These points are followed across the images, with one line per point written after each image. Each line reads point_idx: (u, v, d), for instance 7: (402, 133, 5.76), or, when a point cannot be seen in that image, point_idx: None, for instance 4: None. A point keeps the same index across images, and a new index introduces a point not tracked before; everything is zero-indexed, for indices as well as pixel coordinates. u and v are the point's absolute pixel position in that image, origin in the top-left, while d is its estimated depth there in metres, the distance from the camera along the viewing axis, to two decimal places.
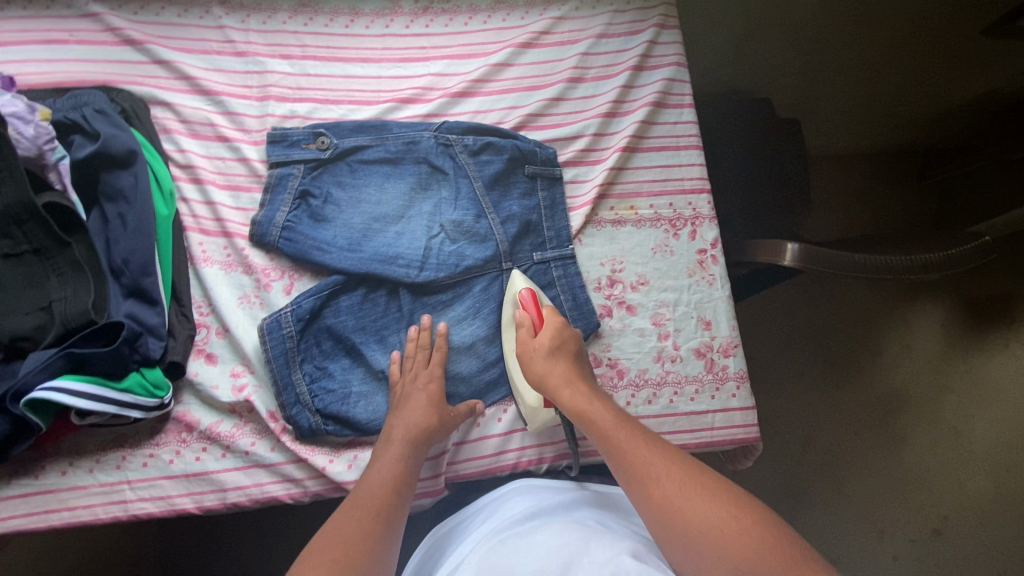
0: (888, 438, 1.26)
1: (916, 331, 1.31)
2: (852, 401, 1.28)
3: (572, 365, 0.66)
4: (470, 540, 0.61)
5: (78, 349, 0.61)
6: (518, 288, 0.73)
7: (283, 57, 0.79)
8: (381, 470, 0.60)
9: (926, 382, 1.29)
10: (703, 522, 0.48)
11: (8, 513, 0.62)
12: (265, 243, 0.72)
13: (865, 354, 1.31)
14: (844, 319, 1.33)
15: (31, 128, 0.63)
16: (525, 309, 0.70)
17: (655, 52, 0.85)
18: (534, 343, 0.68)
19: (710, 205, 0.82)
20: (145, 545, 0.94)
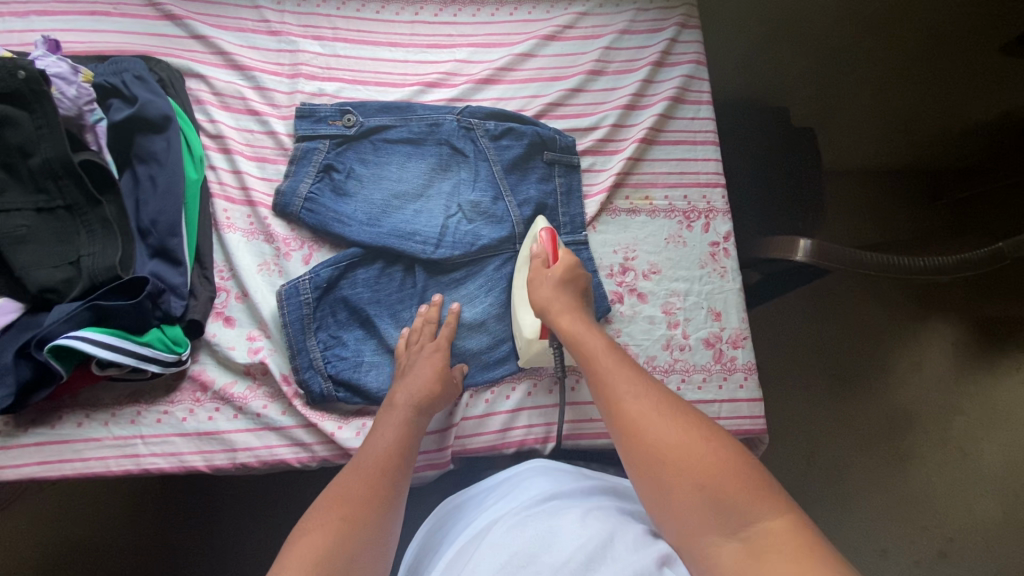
0: (894, 456, 1.25)
1: (926, 350, 1.31)
2: (858, 415, 1.27)
3: (577, 296, 0.70)
4: (488, 512, 0.61)
5: (104, 302, 0.63)
6: (539, 228, 0.75)
7: (315, 38, 0.82)
8: (387, 433, 0.61)
9: (934, 402, 1.27)
10: (675, 447, 0.51)
11: (24, 460, 0.64)
12: (288, 213, 0.74)
13: (873, 370, 1.30)
14: (853, 334, 1.32)
15: (73, 89, 0.66)
16: (541, 241, 0.73)
17: (675, 50, 0.88)
18: (546, 273, 0.70)
19: (724, 199, 0.83)
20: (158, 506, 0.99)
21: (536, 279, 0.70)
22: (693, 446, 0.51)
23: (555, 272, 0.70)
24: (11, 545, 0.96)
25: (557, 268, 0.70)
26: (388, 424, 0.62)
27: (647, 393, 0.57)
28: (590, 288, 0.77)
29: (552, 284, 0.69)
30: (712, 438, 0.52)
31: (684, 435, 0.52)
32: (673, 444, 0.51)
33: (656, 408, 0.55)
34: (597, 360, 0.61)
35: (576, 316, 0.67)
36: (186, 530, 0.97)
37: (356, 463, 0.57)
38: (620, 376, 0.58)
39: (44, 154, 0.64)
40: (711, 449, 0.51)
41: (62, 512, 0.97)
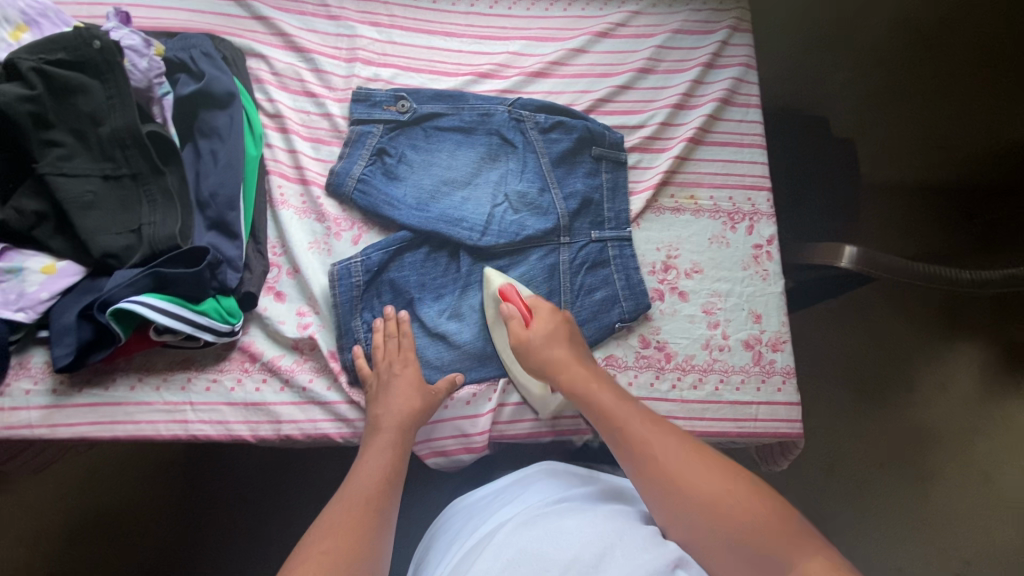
0: (914, 475, 1.23)
1: (952, 371, 1.29)
2: (881, 431, 1.26)
3: (568, 342, 0.68)
4: (498, 515, 0.61)
5: (164, 270, 0.64)
6: (494, 287, 0.73)
7: (372, 25, 0.83)
8: (377, 455, 0.61)
9: (958, 424, 1.26)
10: (708, 496, 0.51)
11: (77, 419, 0.65)
12: (340, 193, 0.75)
13: (900, 387, 1.29)
14: (880, 349, 1.31)
15: (144, 62, 0.69)
16: (511, 302, 0.70)
17: (726, 52, 0.88)
18: (528, 333, 0.68)
19: (770, 203, 0.83)
20: (195, 473, 1.02)
21: (520, 345, 0.68)
22: (725, 490, 0.51)
23: (538, 330, 0.68)
24: (50, 504, 0.99)
25: (537, 325, 0.68)
26: (376, 446, 0.62)
27: (666, 440, 0.56)
28: (632, 284, 0.77)
29: (539, 344, 0.67)
30: (736, 478, 0.52)
31: (712, 481, 0.52)
32: (704, 493, 0.51)
33: (676, 458, 0.54)
34: (608, 414, 0.60)
35: (580, 365, 0.65)
36: (221, 497, 1.01)
37: (345, 490, 0.57)
38: (637, 429, 0.57)
39: (113, 123, 0.66)
40: (740, 490, 0.51)
41: (103, 472, 1.01)
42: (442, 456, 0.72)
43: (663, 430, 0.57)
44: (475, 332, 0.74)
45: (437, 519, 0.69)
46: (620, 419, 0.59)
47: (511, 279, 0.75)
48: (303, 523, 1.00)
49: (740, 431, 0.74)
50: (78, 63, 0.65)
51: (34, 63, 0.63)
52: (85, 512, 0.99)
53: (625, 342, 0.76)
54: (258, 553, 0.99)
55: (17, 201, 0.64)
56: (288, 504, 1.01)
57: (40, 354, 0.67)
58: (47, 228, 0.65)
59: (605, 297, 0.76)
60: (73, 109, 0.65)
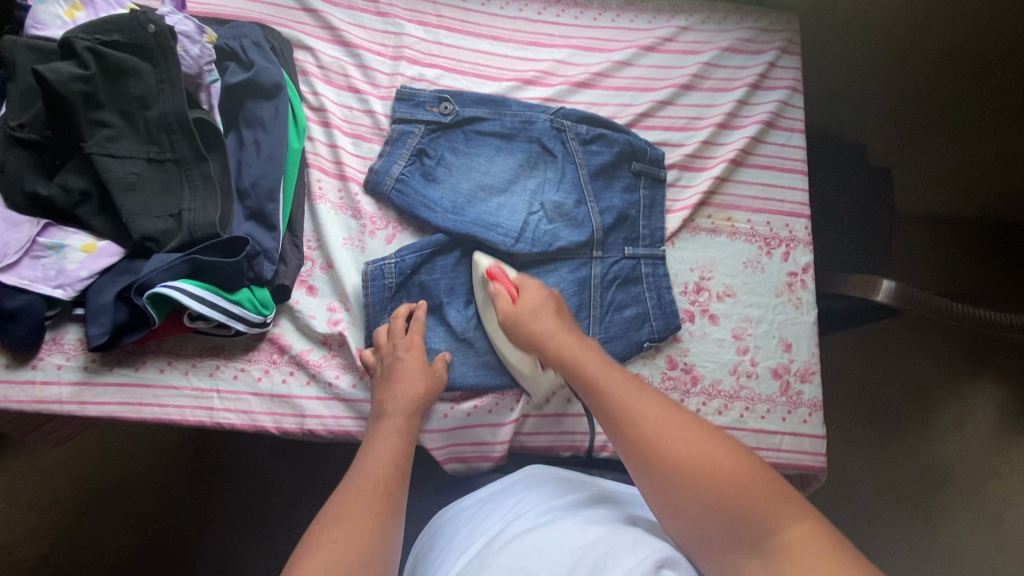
0: (922, 511, 1.19)
1: (971, 409, 1.24)
2: (890, 464, 1.24)
3: (556, 311, 0.67)
4: (487, 527, 0.59)
5: (202, 257, 0.65)
6: (482, 268, 0.73)
7: (419, 24, 0.83)
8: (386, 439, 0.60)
9: (975, 463, 1.20)
10: (695, 463, 0.49)
11: (106, 398, 0.66)
12: (378, 192, 0.75)
13: (914, 421, 1.26)
14: (895, 382, 1.29)
15: (196, 49, 0.69)
16: (498, 281, 0.70)
17: (772, 74, 0.87)
18: (516, 308, 0.67)
19: (808, 230, 0.82)
20: (208, 455, 1.03)
21: (506, 322, 0.67)
22: (713, 454, 0.49)
23: (526, 303, 0.67)
24: (64, 473, 1.01)
25: (526, 299, 0.67)
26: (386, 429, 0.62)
27: (654, 409, 0.54)
28: (663, 303, 0.76)
29: (528, 318, 0.66)
30: (724, 443, 0.51)
31: (698, 448, 0.50)
32: (692, 460, 0.49)
33: (659, 423, 0.53)
34: (595, 377, 0.58)
35: (566, 336, 0.63)
36: (231, 482, 1.02)
37: (355, 472, 0.56)
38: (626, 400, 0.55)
39: (162, 107, 0.66)
40: (728, 455, 0.49)
41: (115, 449, 1.02)
42: (461, 462, 0.72)
43: (648, 397, 0.55)
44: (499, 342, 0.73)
45: (423, 535, 0.66)
46: (608, 388, 0.56)
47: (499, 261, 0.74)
48: (311, 513, 1.01)
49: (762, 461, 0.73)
50: (131, 45, 0.66)
51: (89, 43, 0.64)
52: (98, 484, 1.00)
53: (652, 362, 0.75)
54: (265, 539, 1.00)
55: (64, 178, 0.65)
56: (298, 494, 1.01)
57: (74, 331, 0.67)
58: (90, 206, 0.66)
59: (634, 315, 0.75)
60: (123, 90, 0.65)
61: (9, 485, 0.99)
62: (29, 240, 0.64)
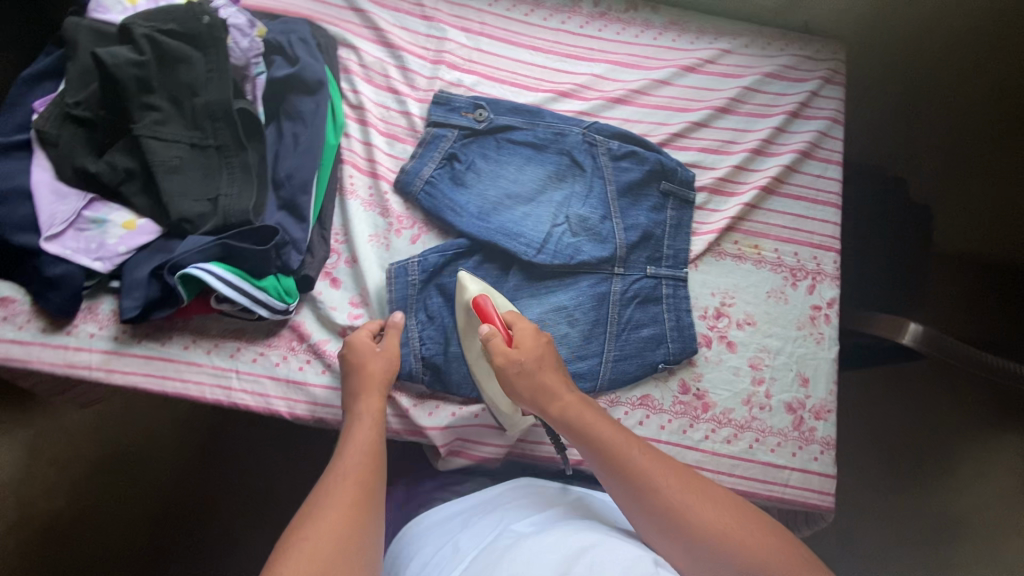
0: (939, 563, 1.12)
1: (1000, 464, 1.17)
2: (909, 513, 1.18)
3: (552, 358, 0.66)
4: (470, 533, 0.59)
5: (233, 242, 0.67)
6: (469, 295, 0.70)
7: (462, 30, 0.85)
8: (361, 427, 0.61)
9: (999, 518, 1.13)
10: (726, 530, 0.52)
11: (131, 369, 0.69)
12: (407, 192, 0.77)
13: (938, 470, 1.20)
14: (923, 427, 1.23)
15: (245, 41, 0.71)
16: (490, 320, 0.66)
17: (813, 103, 0.86)
18: (518, 354, 0.64)
19: (836, 264, 0.80)
20: (220, 428, 1.06)
21: (509, 368, 0.63)
22: (732, 521, 0.53)
23: (528, 347, 0.65)
24: (86, 434, 1.05)
25: (527, 345, 0.65)
26: (358, 416, 0.63)
27: (673, 474, 0.57)
28: (681, 326, 0.75)
29: (530, 367, 0.64)
30: (739, 506, 0.55)
31: (725, 514, 0.54)
32: (722, 527, 0.53)
33: (679, 489, 0.56)
34: (609, 446, 0.58)
35: (573, 394, 0.63)
36: (236, 458, 1.05)
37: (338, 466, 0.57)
38: (648, 467, 0.57)
39: (208, 95, 0.69)
40: (748, 517, 0.54)
41: (131, 414, 1.06)
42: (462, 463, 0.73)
43: (665, 462, 0.58)
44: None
45: (400, 534, 0.65)
46: (628, 454, 0.58)
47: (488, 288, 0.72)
48: None
49: (768, 494, 0.72)
50: (185, 34, 0.68)
51: (146, 30, 0.67)
52: (116, 448, 1.05)
53: (664, 384, 0.75)
54: (268, 517, 1.02)
55: (112, 157, 0.68)
56: (302, 477, 1.04)
57: (108, 302, 0.70)
58: (134, 185, 0.69)
59: (651, 335, 0.75)
60: (173, 77, 0.68)
61: (33, 440, 1.04)
62: (75, 213, 0.68)
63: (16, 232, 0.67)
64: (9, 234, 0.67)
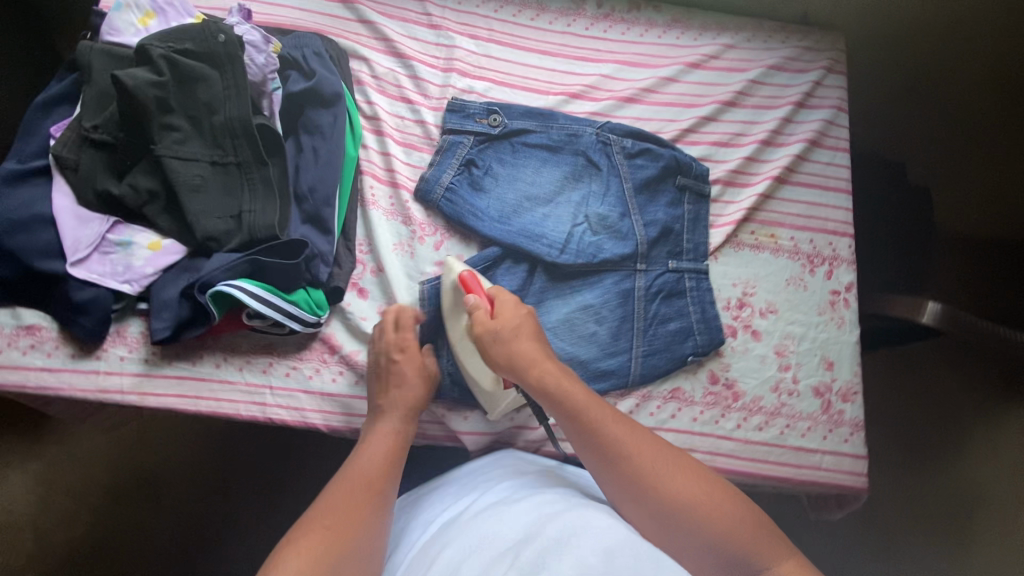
0: (953, 535, 1.16)
1: (1009, 436, 1.19)
2: (925, 488, 1.20)
3: (531, 330, 0.67)
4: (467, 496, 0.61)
5: (262, 257, 0.68)
6: (455, 275, 0.71)
7: (470, 37, 0.85)
8: (380, 440, 0.62)
9: (1010, 489, 1.16)
10: (689, 499, 0.54)
11: (165, 390, 0.69)
12: (428, 200, 0.77)
13: (949, 445, 1.22)
14: (933, 404, 1.25)
15: (262, 58, 0.71)
16: (475, 293, 0.68)
17: (818, 93, 0.87)
18: (496, 323, 0.65)
19: (852, 249, 0.82)
20: (239, 447, 1.05)
21: (485, 337, 0.65)
22: (699, 491, 0.54)
23: (506, 319, 0.66)
24: (101, 460, 1.04)
25: (506, 315, 0.66)
26: (381, 430, 0.63)
27: (646, 444, 0.58)
28: (707, 318, 0.77)
29: (506, 336, 0.65)
30: (706, 478, 0.56)
31: (692, 486, 0.55)
32: (684, 493, 0.54)
33: (651, 459, 0.57)
34: (585, 414, 0.59)
35: (551, 363, 0.64)
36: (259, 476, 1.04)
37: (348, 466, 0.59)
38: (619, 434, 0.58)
39: (228, 113, 0.69)
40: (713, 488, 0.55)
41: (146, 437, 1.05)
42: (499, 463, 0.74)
43: (637, 431, 0.59)
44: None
45: (399, 502, 0.67)
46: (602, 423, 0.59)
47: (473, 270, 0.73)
48: None
49: (803, 478, 0.74)
50: (201, 53, 0.68)
51: (163, 51, 0.67)
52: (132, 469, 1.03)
53: (694, 375, 0.76)
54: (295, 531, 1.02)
55: (134, 178, 0.68)
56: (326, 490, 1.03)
57: (136, 324, 0.70)
58: (157, 206, 0.69)
59: (678, 329, 0.76)
60: (192, 96, 0.68)
61: (48, 469, 1.03)
62: (99, 237, 0.67)
63: (42, 259, 0.67)
64: (35, 262, 0.67)
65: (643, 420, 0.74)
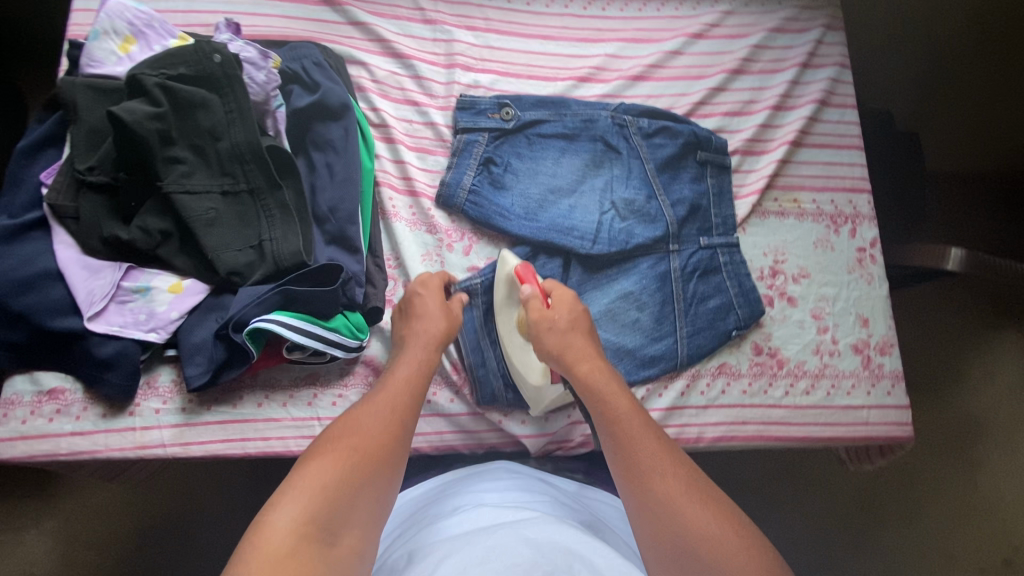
0: (962, 463, 1.15)
1: (999, 362, 1.19)
2: (930, 424, 1.17)
3: (586, 336, 0.64)
4: (466, 497, 0.60)
5: (293, 287, 0.64)
6: (510, 268, 0.70)
7: (468, 28, 0.82)
8: (402, 374, 0.59)
9: (1006, 413, 1.17)
10: (703, 536, 0.46)
11: (208, 437, 0.66)
12: (451, 205, 0.75)
13: (950, 378, 1.18)
14: (931, 338, 1.21)
15: (262, 75, 0.67)
16: (529, 283, 0.68)
17: (819, 52, 0.87)
18: (551, 313, 0.65)
19: (870, 205, 0.83)
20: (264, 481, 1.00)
21: (541, 324, 0.64)
22: (719, 520, 0.47)
23: (560, 313, 0.65)
24: (117, 513, 0.98)
25: (561, 308, 0.65)
26: (404, 363, 0.61)
27: (675, 472, 0.52)
28: (745, 290, 0.77)
29: (561, 327, 0.64)
30: (735, 519, 0.48)
31: (713, 514, 0.48)
32: (700, 522, 0.47)
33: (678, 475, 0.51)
34: (622, 415, 0.56)
35: (607, 373, 0.61)
36: None
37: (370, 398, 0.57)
38: (652, 452, 0.53)
39: (234, 138, 0.65)
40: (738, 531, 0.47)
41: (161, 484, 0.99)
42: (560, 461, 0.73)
43: (671, 455, 0.53)
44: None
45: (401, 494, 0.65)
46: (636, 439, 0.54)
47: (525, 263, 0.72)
48: None
49: (853, 435, 0.75)
50: (198, 77, 0.64)
51: (157, 78, 0.62)
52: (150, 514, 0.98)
53: (738, 349, 0.76)
54: None
55: (142, 220, 0.63)
56: None
57: (167, 373, 0.66)
58: (172, 245, 0.65)
59: (718, 305, 0.76)
60: (193, 124, 0.64)
61: (63, 527, 0.98)
62: (113, 285, 0.63)
63: (56, 317, 0.62)
64: (49, 322, 0.62)
65: (695, 400, 0.74)
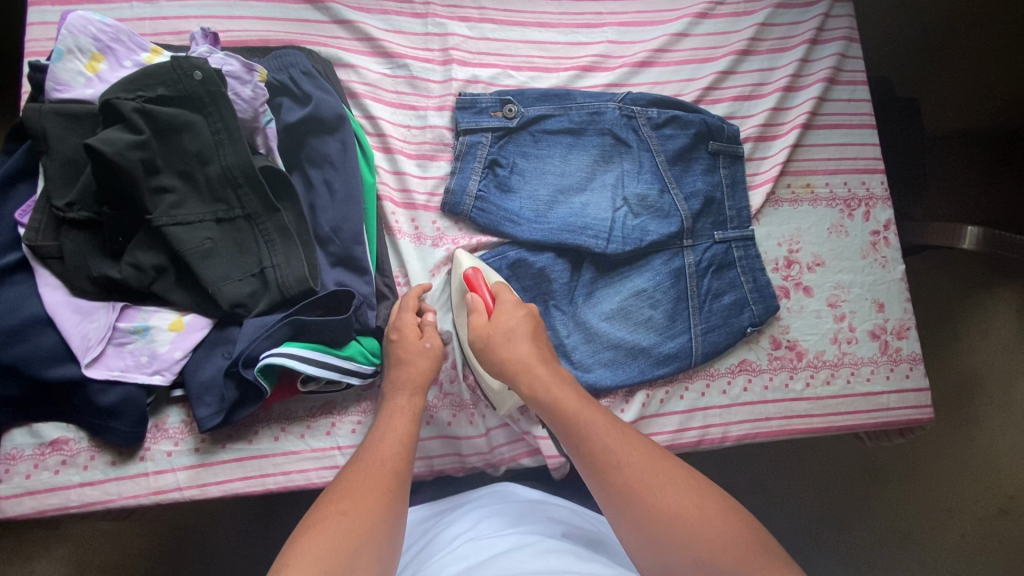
0: (955, 418, 1.10)
1: (992, 317, 1.12)
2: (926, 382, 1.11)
3: (535, 339, 0.59)
4: (445, 539, 0.57)
5: (302, 316, 0.61)
6: (462, 270, 0.67)
7: (461, 20, 0.77)
8: (394, 421, 0.57)
9: (1001, 367, 1.10)
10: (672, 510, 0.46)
11: (227, 477, 0.63)
12: (458, 213, 0.72)
13: (943, 334, 1.12)
14: (925, 300, 1.13)
15: (248, 90, 0.62)
16: (476, 291, 0.63)
17: (828, 26, 0.83)
18: (490, 328, 0.59)
19: (884, 185, 0.81)
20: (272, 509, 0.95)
21: (478, 342, 0.59)
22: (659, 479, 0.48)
23: (499, 322, 0.59)
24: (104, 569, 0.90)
25: (501, 318, 0.59)
26: (393, 409, 0.59)
27: (639, 456, 0.49)
28: (759, 286, 0.75)
29: (499, 342, 0.58)
30: (671, 467, 0.49)
31: (656, 474, 0.48)
32: (656, 497, 0.47)
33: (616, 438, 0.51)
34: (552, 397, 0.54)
35: (545, 368, 0.56)
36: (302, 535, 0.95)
37: (364, 451, 0.54)
38: (605, 438, 0.50)
39: (223, 161, 0.60)
40: (702, 497, 0.47)
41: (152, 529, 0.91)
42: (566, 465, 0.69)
43: (625, 433, 0.52)
44: (597, 355, 0.71)
45: (411, 525, 0.64)
46: (586, 421, 0.52)
47: (479, 263, 0.69)
48: None
49: (874, 421, 0.76)
50: (178, 97, 0.59)
51: (134, 103, 0.57)
52: (142, 549, 0.90)
53: (757, 344, 0.75)
54: None
55: (133, 256, 0.58)
56: None
57: (176, 414, 0.64)
58: (167, 281, 0.60)
59: (733, 301, 0.74)
60: (179, 149, 0.59)
61: None
62: (108, 328, 0.59)
63: (50, 366, 0.58)
64: (44, 372, 0.58)
65: (716, 400, 0.73)
